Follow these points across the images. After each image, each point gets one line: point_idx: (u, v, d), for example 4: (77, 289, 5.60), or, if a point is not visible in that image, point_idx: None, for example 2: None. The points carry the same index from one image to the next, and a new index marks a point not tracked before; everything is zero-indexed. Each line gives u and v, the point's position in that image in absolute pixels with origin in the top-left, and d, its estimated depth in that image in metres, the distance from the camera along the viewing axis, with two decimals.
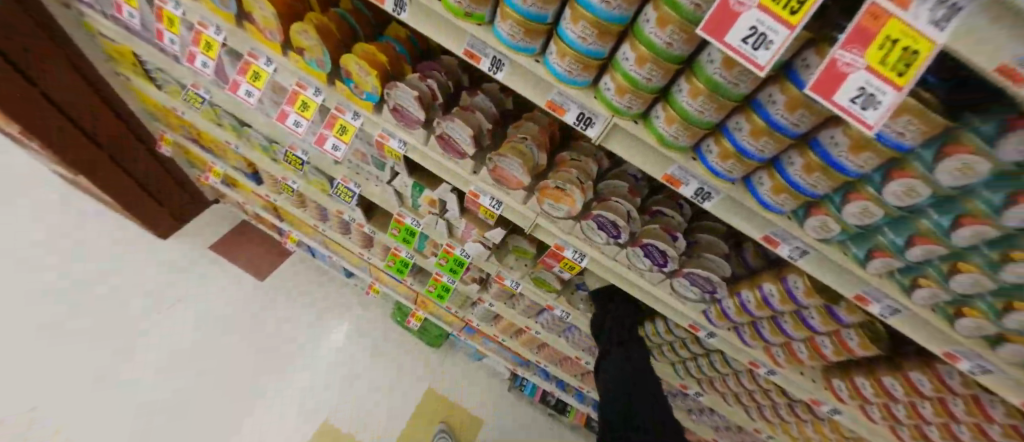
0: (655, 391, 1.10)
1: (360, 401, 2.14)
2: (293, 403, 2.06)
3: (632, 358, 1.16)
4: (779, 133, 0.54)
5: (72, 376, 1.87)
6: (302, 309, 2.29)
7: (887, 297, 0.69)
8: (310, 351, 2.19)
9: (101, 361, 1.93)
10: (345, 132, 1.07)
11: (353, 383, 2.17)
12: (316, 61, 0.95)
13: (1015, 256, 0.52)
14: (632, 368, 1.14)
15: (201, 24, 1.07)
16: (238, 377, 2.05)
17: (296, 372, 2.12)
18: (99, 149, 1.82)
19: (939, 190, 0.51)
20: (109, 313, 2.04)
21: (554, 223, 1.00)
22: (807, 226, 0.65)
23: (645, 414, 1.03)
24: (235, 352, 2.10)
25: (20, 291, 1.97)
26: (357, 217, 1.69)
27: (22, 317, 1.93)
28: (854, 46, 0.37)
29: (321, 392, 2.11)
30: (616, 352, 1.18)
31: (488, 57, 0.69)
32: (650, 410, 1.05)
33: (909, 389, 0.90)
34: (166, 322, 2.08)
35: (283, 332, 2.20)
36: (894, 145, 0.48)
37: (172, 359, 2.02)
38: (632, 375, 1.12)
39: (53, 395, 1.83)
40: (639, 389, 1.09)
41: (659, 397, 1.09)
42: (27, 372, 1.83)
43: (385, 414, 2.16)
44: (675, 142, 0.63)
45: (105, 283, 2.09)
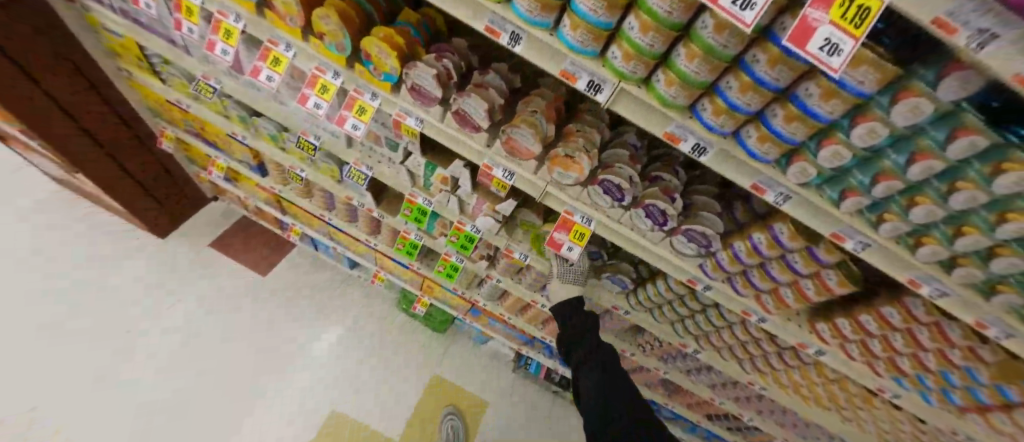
0: (623, 382, 1.31)
1: (358, 405, 2.24)
2: (292, 404, 2.16)
3: (605, 363, 1.30)
4: (763, 88, 0.64)
5: (73, 376, 1.98)
6: (302, 311, 2.40)
7: (859, 233, 0.80)
8: (311, 350, 2.30)
9: (102, 361, 2.05)
10: (364, 113, 1.13)
11: (357, 376, 2.30)
12: (337, 46, 1.02)
13: (960, 185, 0.64)
14: (606, 373, 1.28)
15: (221, 13, 1.12)
16: (237, 378, 2.16)
17: (295, 372, 2.23)
18: (99, 149, 1.84)
19: (895, 130, 0.61)
20: (107, 313, 2.15)
21: (563, 190, 1.09)
22: (789, 173, 0.75)
23: (620, 408, 1.26)
24: (236, 353, 2.21)
25: (21, 297, 2.08)
26: (366, 202, 1.77)
27: (23, 317, 2.05)
28: (820, 6, 0.47)
29: (321, 391, 2.22)
30: (591, 361, 1.29)
31: (507, 32, 0.78)
32: (624, 406, 1.26)
33: (882, 322, 1.02)
34: (166, 322, 2.20)
35: (280, 332, 2.31)
36: (857, 91, 0.58)
37: (172, 359, 2.13)
38: (606, 380, 1.28)
39: (54, 396, 1.93)
40: (614, 390, 1.27)
41: (627, 384, 1.31)
42: (28, 374, 1.93)
43: (379, 415, 2.25)
44: (674, 102, 0.73)
45: (101, 284, 2.20)
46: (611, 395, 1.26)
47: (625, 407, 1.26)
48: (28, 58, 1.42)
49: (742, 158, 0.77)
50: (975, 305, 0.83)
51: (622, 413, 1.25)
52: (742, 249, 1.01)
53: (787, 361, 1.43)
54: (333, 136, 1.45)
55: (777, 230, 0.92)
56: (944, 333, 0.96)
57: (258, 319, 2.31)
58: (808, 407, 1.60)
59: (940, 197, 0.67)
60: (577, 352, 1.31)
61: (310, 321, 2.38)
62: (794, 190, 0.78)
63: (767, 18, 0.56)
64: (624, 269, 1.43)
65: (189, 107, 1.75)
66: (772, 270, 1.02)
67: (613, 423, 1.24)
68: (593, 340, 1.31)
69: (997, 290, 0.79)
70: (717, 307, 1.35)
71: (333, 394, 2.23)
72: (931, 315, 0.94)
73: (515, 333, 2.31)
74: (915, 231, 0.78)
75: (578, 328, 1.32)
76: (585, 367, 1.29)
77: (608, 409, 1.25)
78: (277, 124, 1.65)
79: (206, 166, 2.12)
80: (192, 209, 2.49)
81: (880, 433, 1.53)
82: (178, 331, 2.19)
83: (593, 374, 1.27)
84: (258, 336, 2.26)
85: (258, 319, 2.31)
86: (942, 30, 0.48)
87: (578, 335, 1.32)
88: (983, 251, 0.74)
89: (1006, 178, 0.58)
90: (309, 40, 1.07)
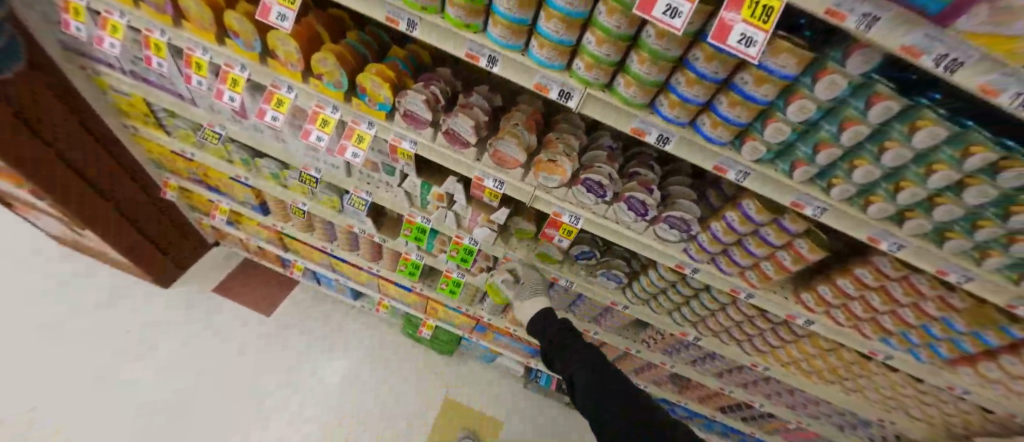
0: (619, 380, 1.21)
1: (367, 415, 2.29)
2: (293, 404, 2.24)
3: (592, 362, 1.26)
4: (706, 81, 0.75)
5: (73, 376, 2.06)
6: (309, 324, 2.50)
7: (815, 199, 0.89)
8: (314, 355, 2.40)
9: (102, 361, 2.14)
10: (362, 141, 1.23)
11: (365, 380, 2.39)
12: (334, 83, 1.14)
13: (887, 145, 0.74)
14: (593, 371, 1.24)
15: (228, 64, 1.23)
16: (237, 379, 2.25)
17: (296, 375, 2.32)
18: (107, 202, 1.92)
19: (822, 104, 0.72)
20: (107, 313, 2.27)
21: (550, 193, 1.19)
22: (743, 151, 0.85)
23: (614, 404, 1.15)
24: (237, 354, 2.32)
25: (26, 300, 2.20)
26: (367, 228, 1.85)
27: (23, 317, 2.16)
28: (731, 9, 0.58)
29: (326, 393, 2.30)
30: (576, 363, 1.29)
31: (485, 56, 0.88)
32: (617, 401, 1.15)
33: (858, 283, 1.10)
34: (166, 323, 2.32)
35: (283, 333, 2.43)
36: (782, 74, 0.68)
37: (172, 360, 2.22)
38: (595, 378, 1.22)
39: (54, 397, 2.00)
40: (605, 388, 1.19)
41: (626, 384, 1.20)
42: (30, 374, 2.02)
43: (386, 418, 2.31)
44: (634, 100, 0.83)
45: (101, 287, 2.33)
46: (600, 392, 1.18)
47: (619, 403, 1.15)
48: (42, 120, 1.51)
49: (702, 143, 0.87)
50: (931, 253, 0.92)
51: (613, 410, 1.13)
52: (720, 232, 1.10)
53: (783, 337, 1.49)
54: (333, 167, 1.55)
55: (747, 208, 1.01)
56: (914, 286, 1.04)
57: (261, 321, 2.45)
58: (812, 382, 1.65)
59: (873, 158, 0.77)
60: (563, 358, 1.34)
61: (312, 326, 2.50)
62: (751, 167, 0.88)
63: (699, 22, 0.67)
64: (617, 265, 1.51)
65: (194, 155, 1.85)
66: (750, 247, 1.11)
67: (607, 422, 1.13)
68: (577, 346, 1.34)
69: (947, 237, 0.88)
70: (708, 290, 1.42)
71: (335, 395, 2.31)
72: (899, 270, 1.03)
73: (522, 346, 2.35)
74: (863, 193, 0.87)
75: (560, 337, 1.40)
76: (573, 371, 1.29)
77: (599, 406, 1.16)
78: (278, 162, 1.76)
79: (210, 210, 2.21)
80: (196, 255, 2.56)
81: (882, 399, 1.58)
82: (178, 330, 2.31)
83: (580, 374, 1.26)
84: (259, 337, 2.39)
85: (261, 321, 2.45)
86: (835, 18, 0.58)
87: (562, 345, 1.38)
88: (925, 202, 0.84)
89: (920, 134, 0.69)
90: (308, 81, 1.19)
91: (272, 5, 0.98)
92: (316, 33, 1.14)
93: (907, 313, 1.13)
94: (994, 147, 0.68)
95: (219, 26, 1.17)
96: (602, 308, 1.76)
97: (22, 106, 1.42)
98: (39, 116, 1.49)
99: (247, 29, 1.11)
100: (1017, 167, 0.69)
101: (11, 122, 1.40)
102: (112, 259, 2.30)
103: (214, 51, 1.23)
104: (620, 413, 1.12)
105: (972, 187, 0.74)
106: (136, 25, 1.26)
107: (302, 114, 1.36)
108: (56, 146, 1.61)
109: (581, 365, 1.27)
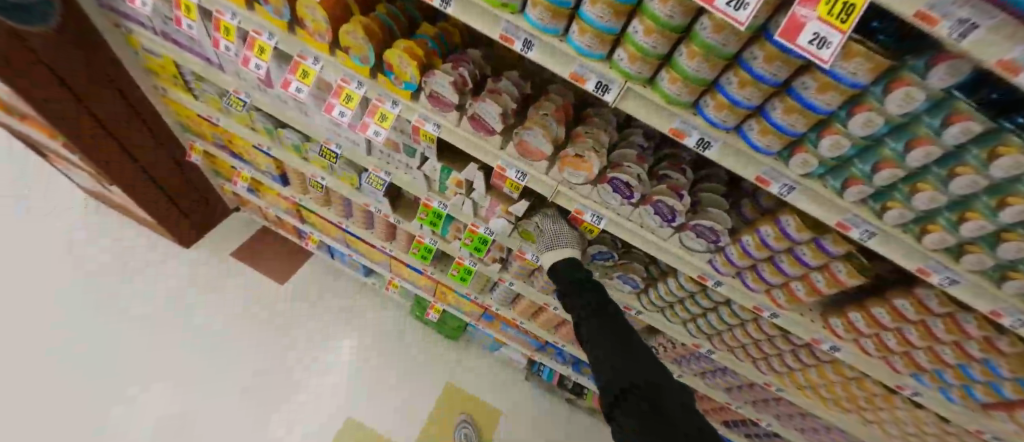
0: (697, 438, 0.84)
1: (365, 421, 2.27)
2: (291, 407, 2.23)
3: (627, 345, 1.03)
4: (761, 83, 0.68)
5: (72, 378, 2.09)
6: (312, 316, 2.47)
7: (864, 223, 0.82)
8: (313, 359, 2.36)
9: (99, 361, 2.15)
10: (385, 120, 1.19)
11: (366, 388, 2.35)
12: (361, 58, 1.10)
13: (958, 170, 0.66)
14: (627, 355, 1.00)
15: (256, 31, 1.20)
16: (235, 378, 2.24)
17: (293, 380, 2.29)
18: (133, 162, 1.95)
19: (891, 118, 0.64)
20: (104, 309, 2.26)
21: (574, 189, 1.13)
22: (792, 163, 0.79)
23: (659, 416, 0.87)
24: (233, 357, 2.29)
25: (23, 301, 2.21)
26: (384, 209, 1.84)
27: (25, 316, 2.18)
28: (808, 3, 0.51)
29: (324, 401, 2.27)
30: (602, 336, 1.05)
31: (520, 39, 0.83)
32: (661, 407, 0.89)
33: (896, 315, 1.03)
34: (164, 318, 2.31)
35: (285, 328, 2.41)
36: (851, 82, 0.61)
37: (164, 365, 2.20)
38: (629, 366, 0.98)
39: (49, 404, 2.03)
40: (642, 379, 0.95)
41: (694, 423, 0.87)
42: (26, 381, 2.05)
43: (387, 421, 2.30)
44: (679, 99, 0.77)
45: (96, 286, 2.31)
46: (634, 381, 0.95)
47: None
48: (75, 78, 1.52)
49: (748, 150, 0.80)
50: (987, 293, 0.84)
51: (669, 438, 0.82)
52: (752, 247, 1.03)
53: (804, 362, 1.41)
54: (353, 145, 1.53)
55: (785, 225, 0.95)
56: (959, 325, 0.96)
57: (264, 314, 2.42)
58: (828, 408, 1.57)
59: (940, 181, 0.70)
60: (587, 329, 1.10)
61: (314, 320, 2.46)
62: (797, 181, 0.81)
63: (764, 17, 0.60)
64: (635, 269, 1.45)
65: (219, 121, 1.86)
66: (782, 265, 1.04)
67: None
68: (616, 324, 1.08)
69: (1009, 276, 0.80)
70: (728, 305, 1.36)
71: (336, 397, 2.29)
72: (946, 306, 0.94)
73: (528, 339, 2.33)
74: (921, 219, 0.80)
75: (592, 305, 1.13)
76: (594, 345, 1.05)
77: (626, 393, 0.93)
78: (300, 135, 1.74)
79: (232, 177, 2.23)
80: (217, 220, 2.60)
81: (901, 436, 1.51)
82: (177, 325, 2.31)
83: (606, 351, 1.02)
84: (261, 333, 2.37)
85: (264, 314, 2.42)
86: (925, 22, 0.50)
87: (577, 287, 1.19)
88: (991, 237, 0.75)
89: (1002, 163, 0.61)
90: (335, 54, 1.15)
91: None
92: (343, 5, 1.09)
93: (946, 351, 1.05)
94: None
95: None
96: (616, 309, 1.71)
97: (57, 63, 1.43)
98: (72, 75, 1.50)
99: None
100: None
101: (45, 80, 1.42)
102: (138, 216, 2.36)
103: (243, 17, 1.20)
104: (674, 434, 0.83)
105: None
106: None
107: (326, 88, 1.33)
108: (88, 105, 1.63)
109: (600, 318, 1.09)
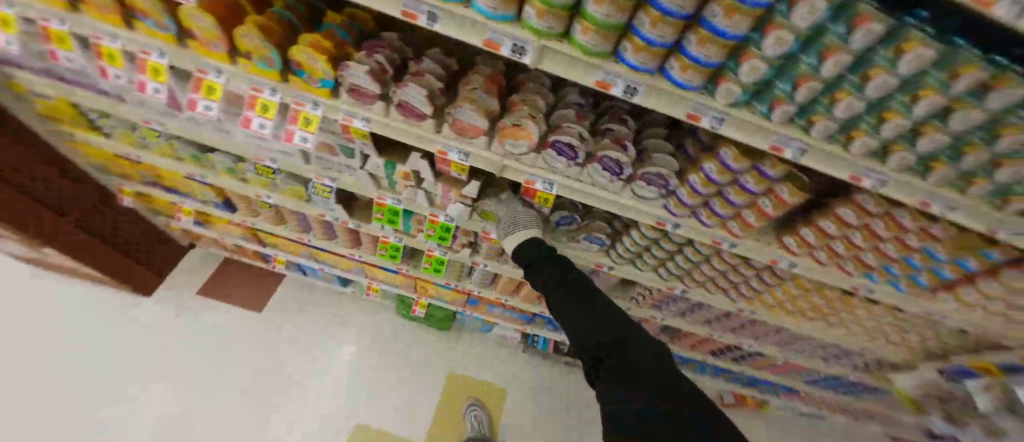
0: (660, 375, 0.91)
1: (370, 413, 2.25)
2: (291, 408, 2.19)
3: (588, 302, 1.07)
4: (671, 19, 0.66)
5: (71, 380, 2.05)
6: (301, 323, 2.43)
7: (793, 140, 0.83)
8: (313, 356, 2.34)
9: (100, 362, 2.12)
10: (310, 124, 1.11)
11: (366, 388, 2.31)
12: (266, 61, 1.02)
13: (871, 74, 0.68)
14: (588, 311, 1.05)
15: (143, 52, 1.10)
16: (237, 375, 2.22)
17: (292, 377, 2.26)
18: (62, 217, 1.82)
19: (799, 33, 0.64)
20: (105, 308, 2.25)
21: (519, 161, 1.11)
22: (717, 95, 0.78)
23: (627, 368, 0.93)
24: (233, 357, 2.27)
25: (23, 304, 2.18)
26: (340, 216, 1.77)
27: (25, 314, 2.16)
28: None
29: (325, 400, 2.23)
30: (563, 300, 1.10)
31: (424, 12, 0.77)
32: (624, 354, 0.96)
33: (840, 223, 1.07)
34: (162, 321, 2.29)
35: (286, 328, 2.40)
36: (755, 3, 0.60)
37: (165, 365, 2.18)
38: (596, 324, 1.02)
39: (49, 403, 1.99)
40: (604, 331, 1.01)
41: (661, 363, 0.94)
42: (26, 381, 2.02)
43: (393, 416, 2.27)
44: (595, 49, 0.74)
45: (98, 286, 2.30)
46: (597, 336, 1.01)
47: (648, 387, 0.88)
48: None
49: (674, 90, 0.79)
50: (914, 187, 0.88)
51: (633, 384, 0.90)
52: (700, 186, 1.04)
53: (770, 282, 1.48)
54: (288, 156, 1.45)
55: (726, 158, 0.96)
56: (896, 221, 1.02)
57: (264, 320, 2.40)
58: (801, 322, 1.66)
59: (855, 87, 0.71)
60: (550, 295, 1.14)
61: (314, 319, 2.45)
62: (726, 112, 0.81)
63: None
64: (597, 227, 1.46)
65: (140, 157, 1.72)
66: (731, 197, 1.06)
67: (614, 393, 0.92)
68: (578, 287, 1.11)
69: (931, 168, 0.84)
70: (691, 243, 1.39)
71: (337, 400, 2.24)
72: (881, 206, 1.00)
73: (516, 315, 2.35)
74: (845, 128, 0.82)
75: (553, 275, 1.15)
76: (559, 311, 1.10)
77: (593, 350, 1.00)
78: (231, 155, 1.63)
79: (173, 213, 2.09)
80: (171, 261, 2.46)
81: (866, 330, 1.62)
82: (179, 328, 2.29)
83: (569, 315, 1.07)
84: (263, 335, 2.36)
85: (264, 320, 2.40)
86: None
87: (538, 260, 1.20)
88: (909, 133, 0.79)
89: (907, 58, 0.63)
90: (237, 62, 1.07)
91: None
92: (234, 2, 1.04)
93: (890, 246, 1.11)
94: (983, 65, 0.64)
95: (122, 7, 1.03)
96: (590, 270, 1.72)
97: None
98: None
99: (155, 7, 0.99)
100: (1008, 86, 0.65)
101: None
102: (84, 273, 2.21)
103: (126, 38, 1.09)
104: (642, 379, 0.90)
105: (960, 112, 0.70)
106: (30, 17, 1.10)
107: (239, 101, 1.24)
108: None
109: (562, 286, 1.12)
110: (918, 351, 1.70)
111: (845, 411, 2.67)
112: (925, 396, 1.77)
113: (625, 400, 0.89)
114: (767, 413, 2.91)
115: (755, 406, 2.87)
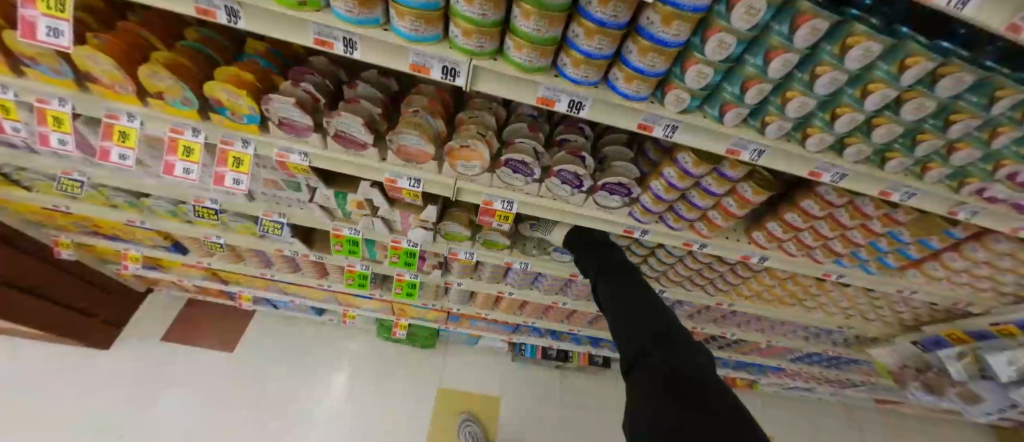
0: (692, 375, 0.71)
1: (370, 411, 2.21)
2: (289, 416, 2.12)
3: (629, 295, 0.93)
4: (608, 30, 0.61)
5: (62, 390, 1.99)
6: (283, 337, 2.37)
7: (750, 143, 0.81)
8: (316, 369, 2.29)
9: (94, 371, 2.08)
10: (241, 164, 1.04)
11: (364, 391, 2.26)
12: (182, 100, 0.93)
13: (819, 71, 0.65)
14: (623, 301, 0.91)
15: (40, 100, 0.98)
16: (233, 384, 2.17)
17: (291, 385, 2.22)
18: None
19: (742, 36, 0.61)
20: None
21: (473, 182, 1.05)
22: (666, 103, 0.74)
23: (661, 362, 0.75)
24: (228, 365, 2.22)
25: None
26: (299, 249, 1.66)
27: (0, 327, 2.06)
28: None
29: (326, 401, 2.20)
30: (605, 290, 0.98)
31: (339, 39, 0.71)
32: (653, 348, 0.79)
33: (807, 216, 1.05)
34: (148, 334, 2.24)
35: (281, 339, 2.36)
36: (692, 9, 0.56)
37: (158, 372, 2.14)
38: (638, 313, 0.87)
39: (38, 411, 1.92)
40: (639, 325, 0.85)
41: (701, 367, 0.73)
42: (14, 387, 1.95)
43: (395, 422, 2.21)
44: (531, 65, 0.69)
45: None
46: (629, 327, 0.86)
47: (676, 383, 0.70)
48: None
49: (622, 100, 0.73)
50: (873, 176, 0.86)
51: (657, 377, 0.72)
52: (665, 194, 1.00)
53: (744, 274, 1.46)
54: (229, 194, 1.33)
55: (686, 165, 0.92)
56: (859, 209, 1.01)
57: (258, 335, 2.35)
58: (782, 307, 1.64)
59: (804, 84, 0.68)
60: (595, 285, 1.04)
61: (304, 334, 2.39)
62: (675, 120, 0.77)
63: None
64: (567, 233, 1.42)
65: (70, 209, 1.56)
66: (695, 200, 1.02)
67: (637, 385, 0.74)
68: (629, 281, 0.98)
69: (888, 158, 0.82)
70: (663, 245, 1.36)
71: (339, 403, 2.20)
72: (843, 196, 0.98)
73: (500, 326, 2.28)
74: (799, 126, 0.79)
75: (611, 269, 1.05)
76: (602, 303, 1.00)
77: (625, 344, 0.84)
78: (170, 198, 1.50)
79: (118, 261, 1.89)
80: (129, 309, 2.27)
81: (842, 310, 1.63)
82: (173, 339, 2.24)
83: (609, 304, 0.95)
84: (259, 346, 2.31)
85: (258, 337, 2.34)
86: None
87: (607, 258, 1.10)
88: (864, 126, 0.77)
89: (853, 54, 0.61)
90: (149, 103, 0.97)
91: (35, 18, 0.76)
92: (141, 40, 0.94)
93: (856, 233, 1.10)
94: (931, 55, 0.61)
95: (5, 54, 0.90)
96: (566, 279, 1.67)
97: None
98: None
99: (45, 52, 0.88)
100: (953, 73, 0.63)
101: None
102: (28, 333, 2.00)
103: (16, 86, 0.97)
104: (672, 375, 0.71)
105: (911, 102, 0.68)
106: None
107: (161, 143, 1.13)
108: None
109: (616, 277, 1.00)
110: (894, 324, 1.73)
111: (831, 382, 2.71)
112: (905, 368, 1.79)
113: (647, 394, 0.71)
114: (756, 390, 2.94)
115: (745, 386, 2.89)
